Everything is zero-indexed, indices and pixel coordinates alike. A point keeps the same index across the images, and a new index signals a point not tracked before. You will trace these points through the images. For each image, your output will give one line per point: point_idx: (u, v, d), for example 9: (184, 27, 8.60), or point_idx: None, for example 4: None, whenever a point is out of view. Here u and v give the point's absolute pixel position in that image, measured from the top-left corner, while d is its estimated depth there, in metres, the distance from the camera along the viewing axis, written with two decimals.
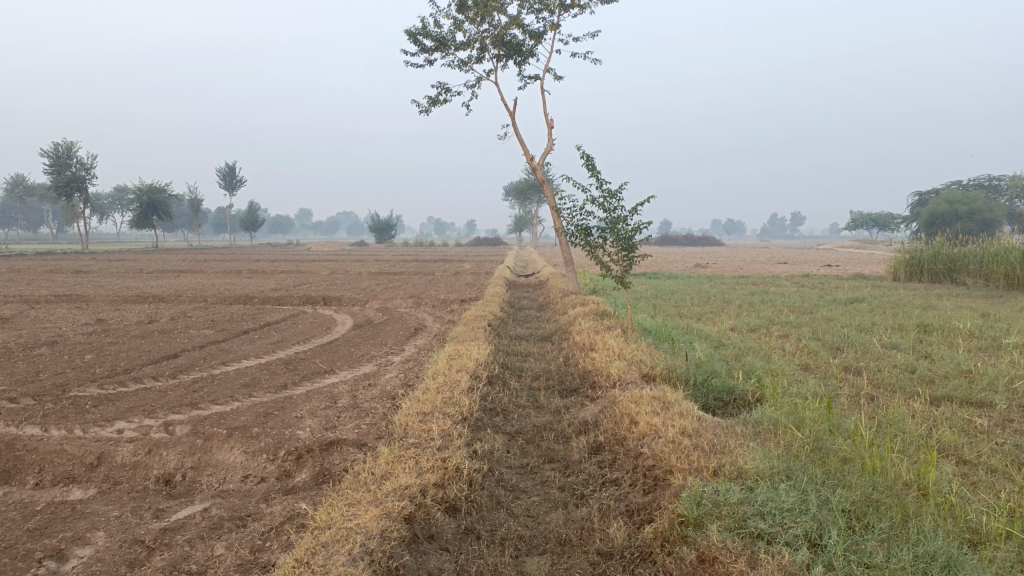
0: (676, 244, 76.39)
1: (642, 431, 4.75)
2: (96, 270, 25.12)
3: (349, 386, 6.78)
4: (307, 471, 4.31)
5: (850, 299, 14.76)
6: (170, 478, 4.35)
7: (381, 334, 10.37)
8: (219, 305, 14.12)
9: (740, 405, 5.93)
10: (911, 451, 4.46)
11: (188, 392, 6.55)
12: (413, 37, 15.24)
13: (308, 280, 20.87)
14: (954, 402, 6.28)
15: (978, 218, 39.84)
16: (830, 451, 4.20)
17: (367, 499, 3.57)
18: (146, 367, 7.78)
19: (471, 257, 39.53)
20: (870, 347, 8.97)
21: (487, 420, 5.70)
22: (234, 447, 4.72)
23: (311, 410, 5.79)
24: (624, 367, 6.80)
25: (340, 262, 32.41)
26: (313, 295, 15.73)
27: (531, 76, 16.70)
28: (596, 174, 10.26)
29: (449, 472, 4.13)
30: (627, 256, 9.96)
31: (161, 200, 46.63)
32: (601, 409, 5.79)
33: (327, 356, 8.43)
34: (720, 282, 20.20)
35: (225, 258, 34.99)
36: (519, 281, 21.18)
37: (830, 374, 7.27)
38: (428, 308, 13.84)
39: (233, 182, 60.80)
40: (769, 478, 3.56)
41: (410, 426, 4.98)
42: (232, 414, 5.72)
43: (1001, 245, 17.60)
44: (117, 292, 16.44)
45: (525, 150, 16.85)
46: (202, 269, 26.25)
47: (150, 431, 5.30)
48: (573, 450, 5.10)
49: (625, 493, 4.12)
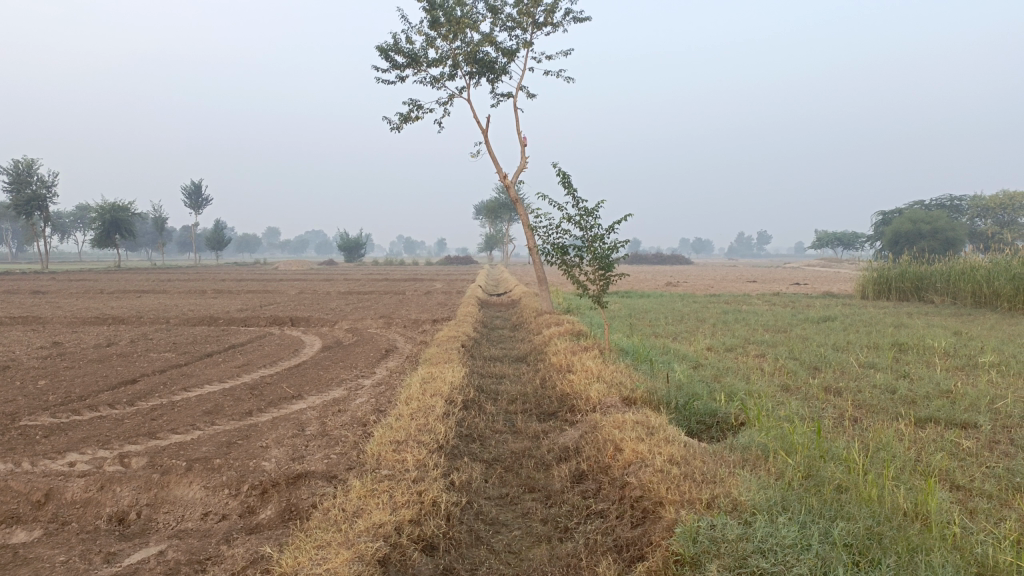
0: (645, 263, 77.01)
1: (627, 459, 4.54)
2: (55, 290, 24.34)
3: (318, 412, 6.49)
4: (272, 507, 4.03)
5: (823, 317, 14.77)
6: (124, 517, 4.04)
7: (352, 356, 10.07)
8: (183, 326, 13.66)
9: (723, 428, 5.76)
10: (906, 477, 4.30)
11: (146, 420, 6.20)
12: (385, 53, 15.05)
13: (276, 300, 20.41)
14: (938, 423, 6.18)
15: (941, 236, 40.55)
16: (824, 480, 4.02)
17: (338, 540, 3.30)
18: (102, 393, 7.40)
19: (442, 278, 36.73)
20: (847, 367, 8.88)
21: (464, 447, 5.45)
22: (193, 482, 4.42)
23: (278, 439, 5.49)
24: (603, 390, 6.60)
25: (308, 282, 31.90)
26: (281, 316, 15.34)
27: (504, 95, 16.59)
28: (571, 191, 10.12)
29: (425, 507, 3.88)
30: (604, 276, 9.80)
31: (125, 219, 45.62)
32: (583, 434, 5.57)
33: (295, 381, 8.11)
34: (692, 300, 20.15)
35: (190, 278, 34.25)
36: (491, 300, 20.98)
37: (812, 395, 7.14)
38: (399, 329, 13.56)
39: (199, 200, 59.89)
40: (767, 510, 3.37)
41: (383, 456, 4.71)
42: (192, 444, 5.41)
43: (967, 263, 17.79)
44: (75, 314, 15.88)
45: (498, 168, 16.68)
46: (166, 289, 25.61)
47: (103, 464, 4.97)
48: (554, 478, 4.87)
49: (612, 527, 3.90)
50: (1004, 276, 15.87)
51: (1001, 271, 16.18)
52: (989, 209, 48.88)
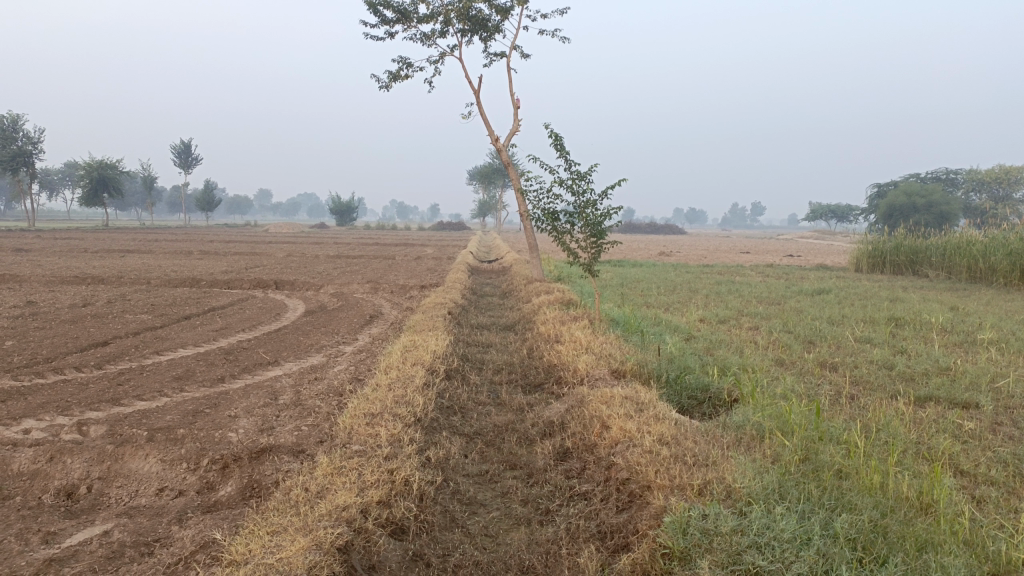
0: (639, 232, 76.66)
1: (614, 438, 4.28)
2: (38, 248, 23.82)
3: (294, 379, 6.22)
4: (232, 483, 3.76)
5: (816, 290, 14.53)
6: (73, 491, 3.76)
7: (335, 321, 9.77)
8: (163, 288, 13.30)
9: (716, 405, 5.51)
10: (909, 463, 4.06)
11: (111, 385, 5.91)
12: (373, 8, 14.52)
13: (262, 263, 20.01)
14: (939, 402, 5.94)
15: (936, 211, 40.17)
16: (823, 464, 3.76)
17: (295, 526, 3.02)
18: (70, 356, 7.08)
19: (434, 244, 36.37)
20: (843, 341, 8.65)
21: (444, 421, 5.18)
22: (150, 455, 4.13)
23: (247, 408, 5.22)
24: (592, 361, 6.34)
25: (298, 244, 31.40)
26: (265, 278, 15.01)
27: (497, 55, 16.09)
28: (564, 154, 9.75)
29: (396, 487, 3.60)
30: (596, 243, 9.46)
31: (112, 177, 44.81)
32: (569, 409, 5.31)
33: (272, 346, 7.80)
34: (686, 270, 19.83)
35: (178, 238, 33.98)
36: (481, 267, 20.64)
37: (807, 370, 6.89)
38: (385, 294, 13.25)
39: (188, 159, 59.03)
40: (763, 499, 3.10)
41: (355, 430, 4.44)
42: (156, 412, 5.12)
43: (963, 238, 17.54)
44: (55, 272, 15.50)
45: (489, 131, 16.22)
46: (152, 249, 25.18)
47: (58, 432, 4.67)
48: (537, 455, 4.62)
49: (596, 511, 3.65)
50: (1001, 252, 15.60)
51: (998, 246, 15.91)
52: (985, 184, 48.75)
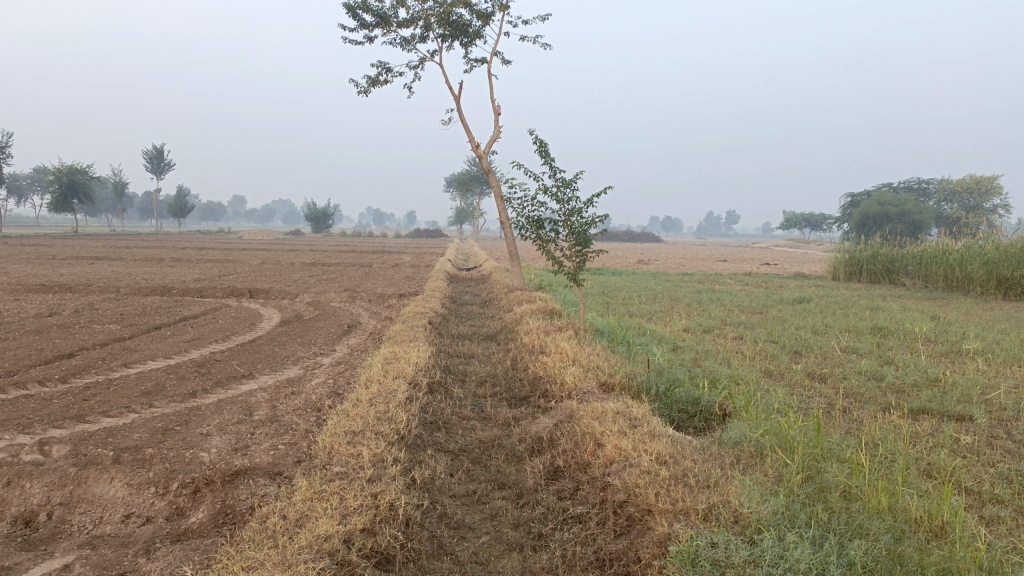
0: (615, 240, 76.99)
1: (608, 457, 4.09)
2: (3, 254, 23.16)
3: (270, 394, 5.96)
4: (204, 509, 3.52)
5: (797, 299, 14.51)
6: (32, 519, 3.49)
7: (312, 332, 9.50)
8: (133, 296, 12.91)
9: (707, 419, 5.35)
10: (915, 481, 3.91)
11: (77, 401, 5.62)
12: (352, 11, 14.29)
13: (237, 270, 19.61)
14: (932, 415, 5.82)
15: (908, 220, 40.62)
16: (828, 485, 3.61)
17: (274, 559, 2.80)
18: (33, 369, 6.76)
19: (410, 251, 36.06)
20: (829, 351, 8.55)
21: (428, 437, 4.97)
22: (115, 479, 3.86)
23: (221, 425, 4.96)
24: (579, 374, 6.15)
25: (272, 251, 30.97)
26: (239, 287, 14.66)
27: (477, 60, 15.92)
28: (548, 161, 9.59)
29: (381, 513, 3.38)
30: (581, 252, 9.32)
31: (82, 182, 43.92)
32: (557, 424, 5.12)
33: (247, 358, 7.53)
34: (666, 278, 19.75)
35: (149, 245, 33.40)
36: (461, 275, 20.40)
37: (797, 382, 6.76)
38: (363, 303, 12.98)
39: (160, 165, 58.11)
40: (774, 526, 2.93)
41: (335, 449, 4.21)
42: (124, 430, 4.84)
43: (939, 246, 17.64)
44: (20, 280, 15.02)
45: (469, 138, 16.03)
46: (122, 256, 24.62)
47: (18, 452, 4.38)
48: (526, 474, 4.41)
49: (592, 536, 3.46)
50: (977, 261, 15.68)
51: (974, 255, 16.00)
52: (955, 194, 49.53)
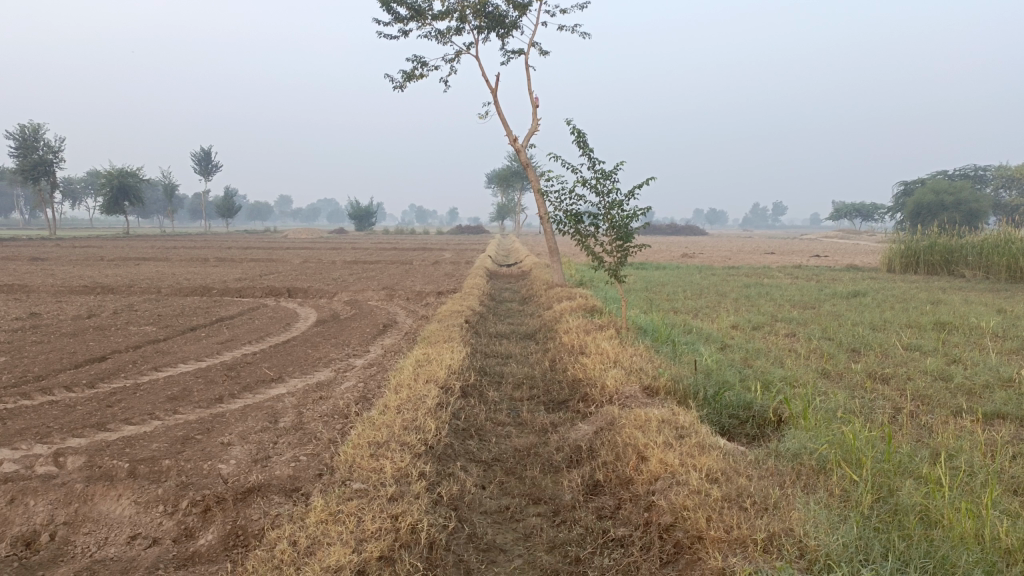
0: (658, 233, 75.96)
1: (653, 473, 3.73)
2: (54, 257, 23.49)
3: (297, 399, 5.72)
4: (213, 530, 3.27)
5: (851, 292, 13.82)
6: (33, 540, 3.27)
7: (347, 332, 9.28)
8: (173, 297, 12.87)
9: (761, 425, 4.95)
10: (1001, 499, 3.46)
11: (100, 407, 5.45)
12: (387, 5, 14.06)
13: (278, 270, 19.56)
14: (1009, 420, 5.31)
15: (965, 208, 39.03)
16: (903, 507, 3.20)
17: None
18: (63, 373, 6.63)
19: (450, 248, 35.93)
20: (890, 349, 8.00)
21: (459, 446, 4.65)
22: (123, 496, 3.62)
23: (243, 434, 4.72)
24: (621, 377, 5.78)
25: (316, 250, 31.04)
26: (278, 286, 14.54)
27: (514, 52, 15.56)
28: (587, 152, 9.20)
29: (403, 537, 3.09)
30: (622, 247, 8.92)
31: (132, 186, 44.68)
32: (597, 433, 4.76)
33: (278, 360, 7.32)
34: (711, 273, 19.12)
35: (194, 245, 33.73)
36: (501, 272, 20.07)
37: (857, 383, 6.28)
38: (401, 302, 12.73)
39: (208, 167, 59.01)
40: (846, 562, 2.56)
41: (358, 463, 3.93)
42: (142, 440, 4.62)
43: (1002, 235, 16.72)
44: (66, 282, 15.17)
45: (507, 132, 15.68)
46: (168, 256, 24.88)
47: (32, 464, 4.19)
48: (563, 488, 4.08)
49: (635, 564, 3.11)
50: None
51: None
52: (1015, 180, 47.51)
